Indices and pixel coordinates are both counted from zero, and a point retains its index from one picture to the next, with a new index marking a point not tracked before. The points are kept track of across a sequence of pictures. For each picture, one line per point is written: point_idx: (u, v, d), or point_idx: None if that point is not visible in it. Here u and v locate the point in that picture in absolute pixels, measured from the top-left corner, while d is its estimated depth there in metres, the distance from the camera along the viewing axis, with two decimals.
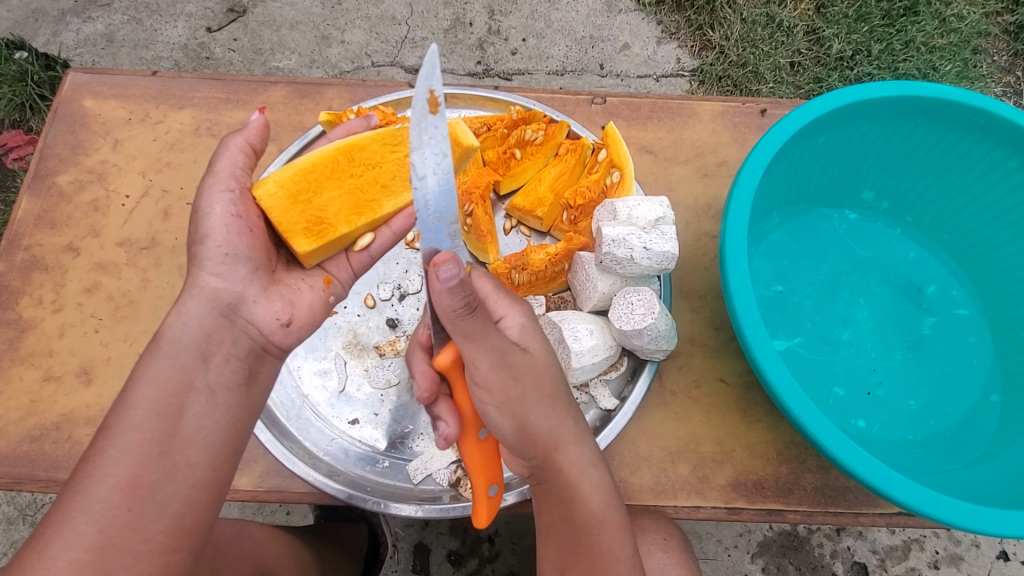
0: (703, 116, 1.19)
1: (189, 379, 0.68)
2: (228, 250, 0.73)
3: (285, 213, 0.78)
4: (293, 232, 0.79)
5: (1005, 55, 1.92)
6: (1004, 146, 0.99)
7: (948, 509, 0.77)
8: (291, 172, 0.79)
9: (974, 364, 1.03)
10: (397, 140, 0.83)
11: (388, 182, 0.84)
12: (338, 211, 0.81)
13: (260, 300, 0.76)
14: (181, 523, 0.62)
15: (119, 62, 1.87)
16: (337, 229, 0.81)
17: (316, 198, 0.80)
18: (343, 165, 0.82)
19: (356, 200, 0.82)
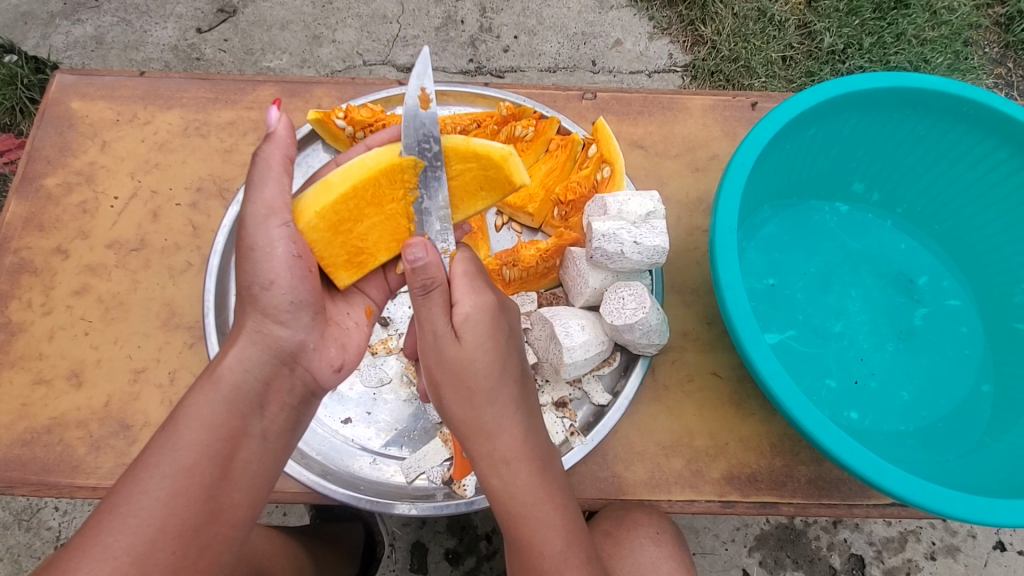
0: (694, 110, 1.19)
1: (244, 425, 0.68)
2: (291, 297, 0.72)
3: (327, 248, 0.78)
4: (335, 266, 0.80)
5: (996, 46, 1.92)
6: (994, 136, 0.99)
7: (940, 499, 0.77)
8: (332, 202, 0.76)
9: (966, 355, 1.03)
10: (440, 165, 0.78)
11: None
12: (377, 238, 0.81)
13: (317, 347, 0.76)
14: (219, 561, 0.63)
15: (109, 64, 1.86)
16: (376, 259, 0.82)
17: (356, 225, 0.79)
18: (383, 191, 0.78)
19: (395, 227, 0.81)
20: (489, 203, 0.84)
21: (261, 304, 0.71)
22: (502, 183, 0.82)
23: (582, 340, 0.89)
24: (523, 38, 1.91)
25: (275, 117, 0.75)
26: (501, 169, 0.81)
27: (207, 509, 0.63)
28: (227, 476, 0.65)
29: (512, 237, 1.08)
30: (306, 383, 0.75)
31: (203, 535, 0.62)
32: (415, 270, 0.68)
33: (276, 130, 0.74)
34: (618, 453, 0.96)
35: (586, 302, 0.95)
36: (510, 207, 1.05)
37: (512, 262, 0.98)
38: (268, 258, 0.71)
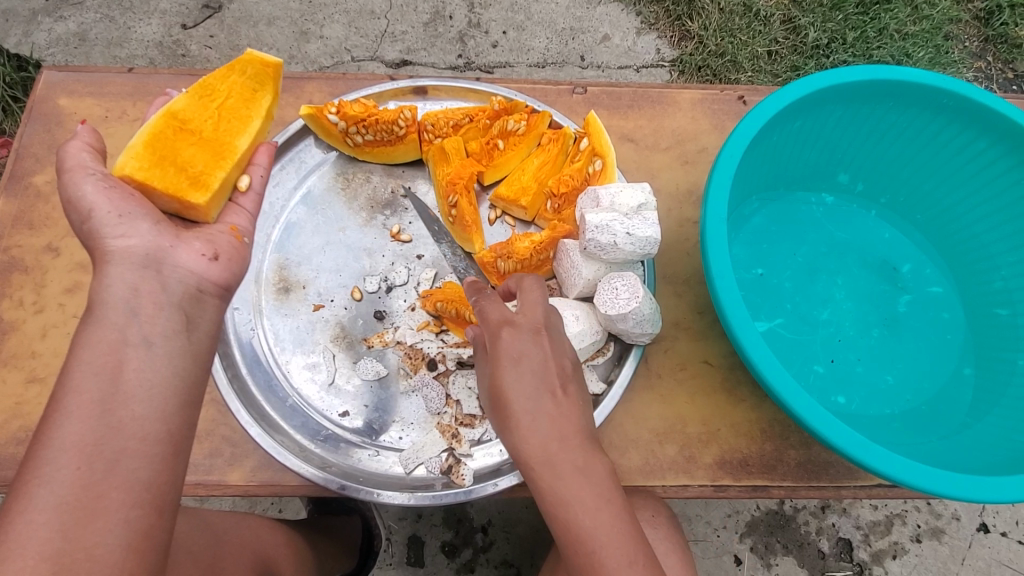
0: (682, 104, 1.20)
1: (124, 334, 0.64)
2: (114, 211, 0.70)
3: (161, 177, 0.80)
4: (180, 191, 0.80)
5: (975, 40, 1.96)
6: (973, 126, 1.02)
7: (925, 478, 0.80)
8: (141, 146, 0.81)
9: (949, 340, 1.06)
10: (207, 89, 0.87)
11: (229, 127, 0.88)
12: (202, 160, 0.84)
13: (179, 245, 0.72)
14: (137, 478, 0.58)
15: (92, 61, 1.84)
16: (214, 175, 0.83)
17: (177, 156, 0.83)
18: (183, 126, 0.85)
19: (213, 149, 0.85)
20: (271, 103, 0.91)
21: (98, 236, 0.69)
22: (265, 74, 0.90)
23: (577, 330, 0.91)
24: (511, 33, 1.92)
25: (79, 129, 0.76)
26: (252, 62, 0.88)
27: (99, 438, 0.58)
28: (130, 400, 0.61)
29: (505, 230, 1.10)
30: (186, 280, 0.70)
31: (105, 451, 0.58)
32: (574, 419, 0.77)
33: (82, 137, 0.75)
34: (614, 441, 0.98)
35: (580, 293, 0.97)
36: (502, 201, 1.06)
37: (507, 253, 1.00)
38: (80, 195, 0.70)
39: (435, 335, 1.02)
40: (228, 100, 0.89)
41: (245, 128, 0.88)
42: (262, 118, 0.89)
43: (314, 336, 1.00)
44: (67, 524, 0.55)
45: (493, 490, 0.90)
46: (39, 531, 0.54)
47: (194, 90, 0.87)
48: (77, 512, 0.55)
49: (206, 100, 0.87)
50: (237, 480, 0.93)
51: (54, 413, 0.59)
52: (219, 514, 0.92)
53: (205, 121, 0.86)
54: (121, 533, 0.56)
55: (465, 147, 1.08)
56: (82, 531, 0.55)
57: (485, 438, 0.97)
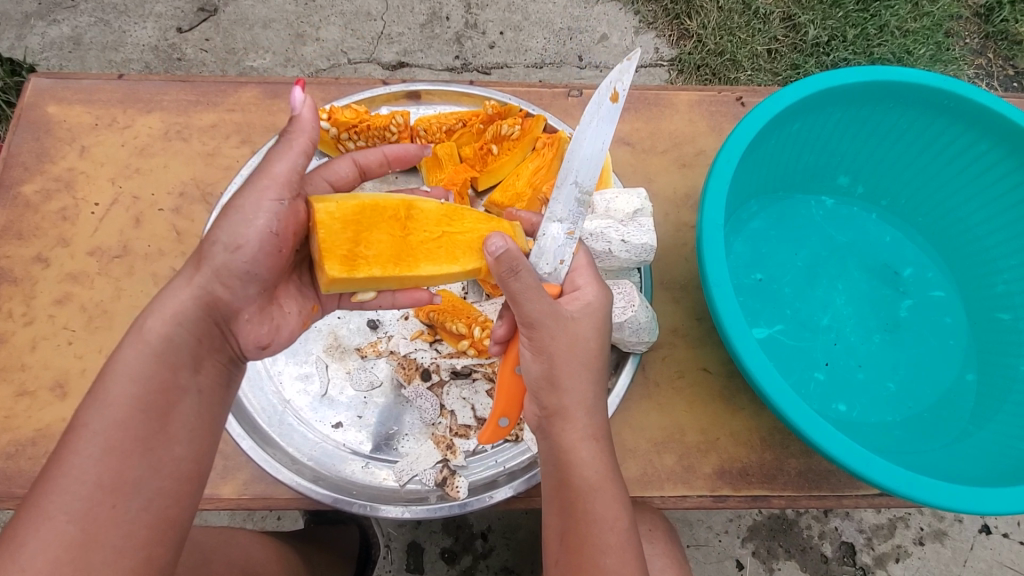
0: (679, 106, 1.19)
1: (180, 379, 0.68)
2: (249, 267, 0.72)
3: (331, 233, 0.74)
4: (327, 253, 0.73)
5: (976, 37, 1.93)
6: (975, 128, 1.00)
7: (928, 490, 0.78)
8: (355, 203, 0.76)
9: (950, 345, 1.04)
10: (458, 216, 0.83)
11: (436, 248, 0.81)
12: (379, 253, 0.77)
13: (252, 320, 0.76)
14: (166, 515, 0.64)
15: (87, 65, 1.83)
16: (369, 269, 0.76)
17: (369, 233, 0.77)
18: (401, 219, 0.79)
19: (400, 251, 0.79)
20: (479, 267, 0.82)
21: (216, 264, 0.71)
22: None
23: None
24: (508, 34, 1.90)
25: (300, 100, 0.76)
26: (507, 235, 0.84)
27: None
28: None
29: None
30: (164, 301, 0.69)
31: None
32: (497, 260, 0.69)
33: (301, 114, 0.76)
34: None
35: None
36: (496, 207, 1.05)
37: None
38: (248, 226, 0.72)
39: (429, 344, 1.00)
40: (461, 235, 0.82)
41: (443, 265, 0.80)
42: (465, 270, 0.81)
43: (307, 346, 0.99)
44: (83, 559, 0.58)
45: (489, 503, 0.89)
46: (61, 565, 0.57)
47: (449, 207, 0.83)
48: (91, 548, 0.59)
49: (469, 223, 0.83)
50: (228, 493, 0.92)
51: (73, 443, 0.62)
52: (206, 531, 0.90)
53: (424, 233, 0.81)
54: (140, 569, 0.61)
55: (458, 152, 1.07)
56: (99, 566, 0.58)
57: (481, 449, 0.95)
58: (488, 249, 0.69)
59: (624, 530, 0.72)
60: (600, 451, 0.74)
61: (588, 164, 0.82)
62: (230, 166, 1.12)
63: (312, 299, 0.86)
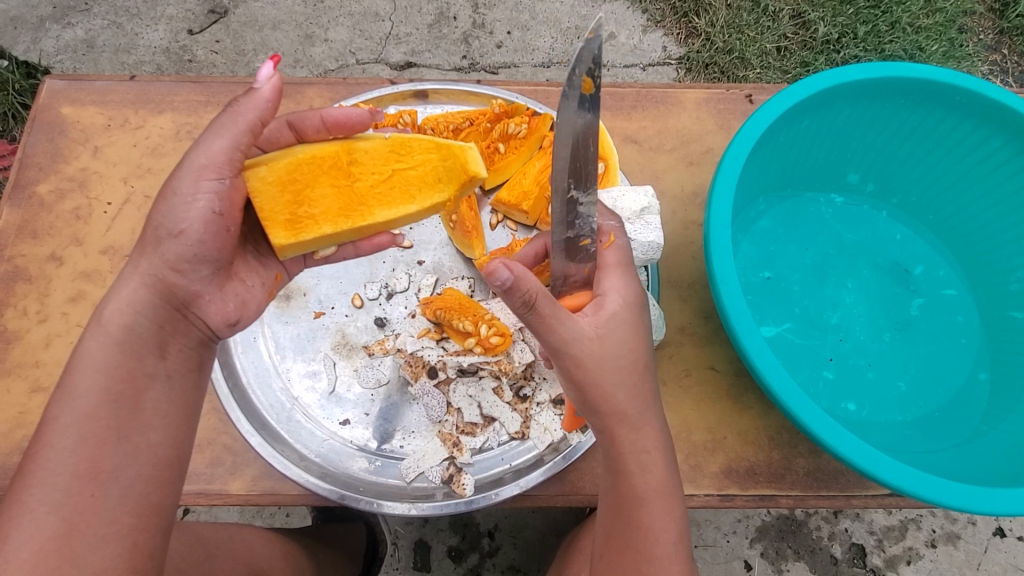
0: (688, 104, 1.18)
1: (145, 366, 0.69)
2: (198, 250, 0.71)
3: (273, 199, 0.76)
4: (272, 220, 0.76)
5: (991, 33, 1.91)
6: (987, 124, 0.99)
7: (939, 490, 0.78)
8: (289, 163, 0.77)
9: (963, 344, 1.03)
10: (405, 148, 0.80)
11: (384, 190, 0.80)
12: (327, 208, 0.78)
13: (214, 300, 0.75)
14: (148, 502, 0.65)
15: (101, 67, 1.85)
16: (319, 228, 0.78)
17: (310, 190, 0.78)
18: (343, 166, 0.79)
19: (348, 201, 0.79)
20: (472, 176, 0.78)
21: (162, 249, 0.70)
22: (459, 173, 0.79)
23: None
24: (516, 34, 1.91)
25: (264, 74, 0.73)
26: (459, 157, 0.79)
27: None
28: None
29: (507, 235, 1.08)
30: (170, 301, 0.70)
31: None
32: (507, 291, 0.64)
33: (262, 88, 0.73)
34: None
35: None
36: (503, 205, 1.05)
37: None
38: (186, 209, 0.70)
39: (436, 342, 0.99)
40: (412, 171, 0.80)
41: (398, 207, 0.79)
42: (420, 207, 0.79)
43: (315, 343, 0.99)
44: (70, 549, 0.59)
45: (495, 500, 0.89)
46: (47, 556, 0.59)
47: (392, 141, 0.80)
48: (83, 539, 0.60)
49: (420, 153, 0.80)
50: (236, 489, 0.93)
51: (47, 436, 0.63)
52: (213, 527, 0.91)
53: (370, 175, 0.79)
54: (127, 557, 0.62)
55: None
56: (86, 556, 0.60)
57: (487, 446, 0.95)
58: (495, 280, 0.63)
59: (651, 541, 0.73)
60: (652, 462, 0.73)
61: (583, 170, 0.70)
62: None
63: (275, 267, 0.86)
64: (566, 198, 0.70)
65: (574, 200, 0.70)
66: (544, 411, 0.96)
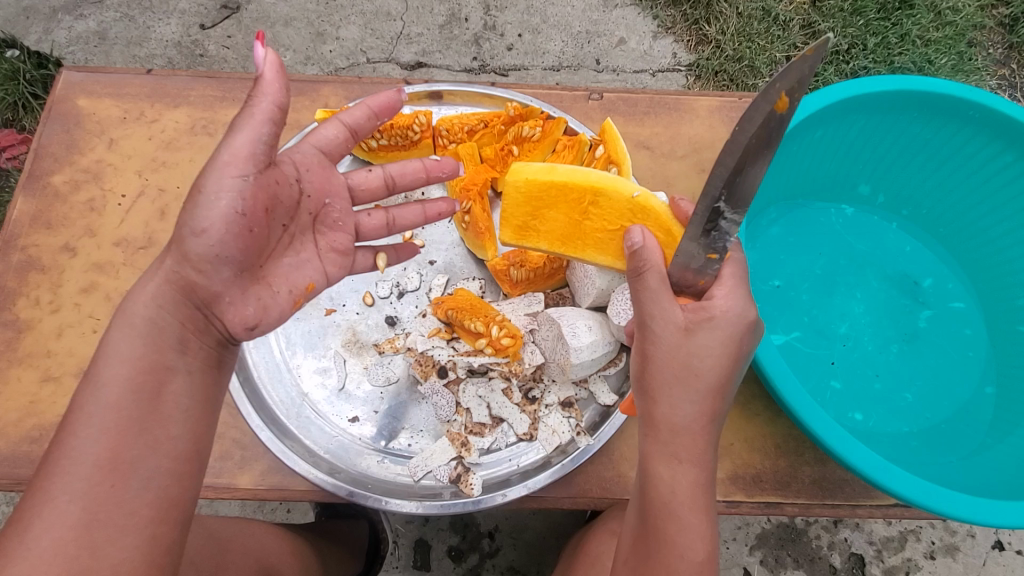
0: (699, 111, 1.19)
1: (188, 364, 0.69)
2: (218, 250, 0.68)
3: (512, 206, 0.88)
4: (498, 225, 0.89)
5: (999, 47, 1.92)
6: (999, 139, 1.00)
7: (946, 501, 0.78)
8: (544, 182, 0.86)
9: (970, 357, 1.04)
10: (632, 209, 0.85)
11: (605, 237, 0.87)
12: (552, 230, 0.88)
13: None
14: (167, 495, 0.64)
15: (112, 60, 1.86)
16: (529, 244, 0.89)
17: (547, 211, 0.88)
18: (585, 204, 0.86)
19: (571, 234, 0.88)
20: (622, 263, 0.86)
21: (185, 247, 0.68)
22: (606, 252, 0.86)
23: (589, 340, 0.91)
24: (527, 36, 1.91)
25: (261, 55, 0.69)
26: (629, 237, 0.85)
27: None
28: None
29: None
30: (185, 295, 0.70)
31: None
32: (630, 253, 0.72)
33: (263, 72, 0.69)
34: (624, 453, 0.98)
35: (592, 303, 0.97)
36: None
37: (520, 261, 1.01)
38: (209, 208, 0.67)
39: (446, 342, 1.00)
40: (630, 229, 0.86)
41: (610, 252, 0.87)
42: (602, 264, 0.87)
43: (325, 340, 1.00)
44: (90, 539, 0.59)
45: (502, 501, 0.89)
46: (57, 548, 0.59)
47: (643, 198, 0.84)
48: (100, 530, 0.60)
49: (654, 223, 0.85)
50: (245, 483, 0.94)
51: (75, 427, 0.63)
52: (222, 520, 0.92)
53: (616, 220, 0.86)
54: (145, 549, 0.61)
55: (479, 152, 1.07)
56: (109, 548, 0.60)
57: (495, 447, 0.96)
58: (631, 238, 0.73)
59: None
60: None
61: (738, 189, 0.67)
62: None
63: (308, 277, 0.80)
64: (710, 207, 0.69)
65: (719, 212, 0.69)
66: (552, 413, 0.97)
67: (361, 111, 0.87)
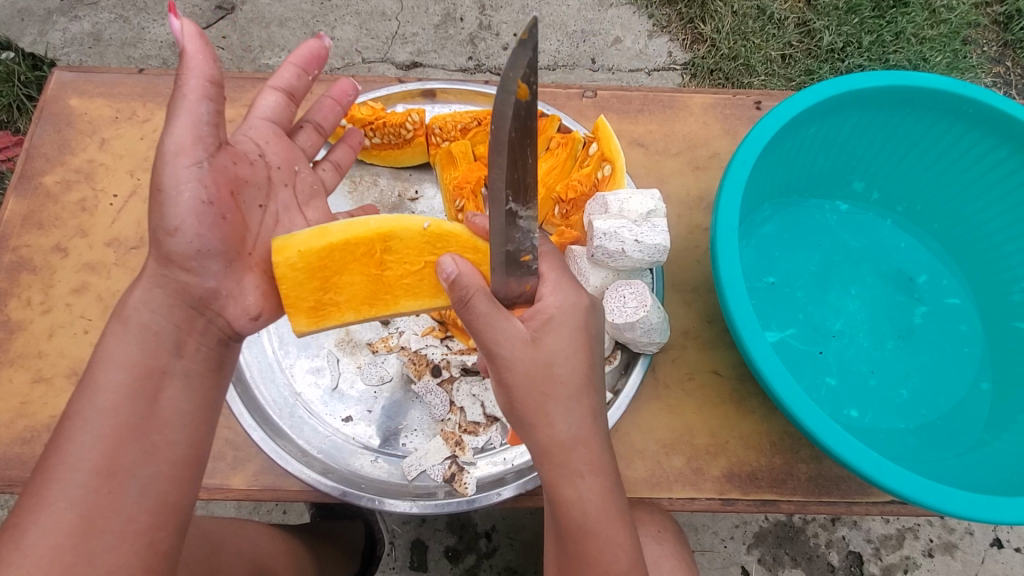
0: (694, 108, 1.19)
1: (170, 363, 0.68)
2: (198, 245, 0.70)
3: (295, 287, 0.73)
4: (298, 308, 0.74)
5: (994, 45, 1.92)
6: (992, 135, 0.99)
7: (943, 498, 0.78)
8: (322, 246, 0.72)
9: (965, 353, 1.03)
10: (437, 240, 0.76)
11: (414, 282, 0.77)
12: (353, 296, 0.76)
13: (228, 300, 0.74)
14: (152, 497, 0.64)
15: (107, 61, 1.85)
16: (343, 314, 0.77)
17: (339, 278, 0.74)
18: (377, 254, 0.74)
19: (376, 291, 0.76)
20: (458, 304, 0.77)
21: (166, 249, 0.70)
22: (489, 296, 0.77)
23: None
24: (523, 36, 1.91)
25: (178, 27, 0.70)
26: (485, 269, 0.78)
27: None
28: None
29: None
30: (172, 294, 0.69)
31: None
32: (450, 284, 0.68)
33: (185, 46, 0.72)
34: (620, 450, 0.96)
35: None
36: None
37: None
38: (175, 201, 0.68)
39: (440, 341, 1.00)
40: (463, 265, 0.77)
41: (425, 298, 0.77)
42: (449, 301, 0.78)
43: (319, 339, 1.00)
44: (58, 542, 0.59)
45: (496, 500, 0.89)
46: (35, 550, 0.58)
47: (432, 229, 0.75)
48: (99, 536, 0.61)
49: (457, 247, 0.77)
50: (238, 484, 0.93)
51: None
52: (213, 522, 0.91)
53: (400, 267, 0.76)
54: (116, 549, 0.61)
55: (473, 150, 1.07)
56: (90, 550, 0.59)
57: (489, 446, 0.96)
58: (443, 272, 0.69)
59: None
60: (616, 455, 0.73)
61: (523, 182, 0.63)
62: None
63: None
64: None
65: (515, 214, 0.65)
66: None
67: (287, 70, 0.89)
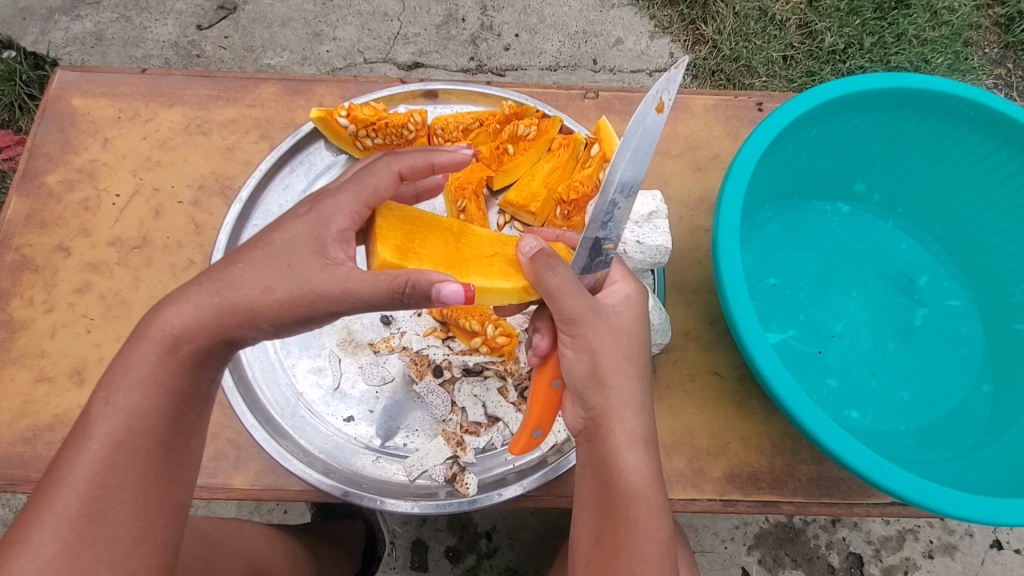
0: (696, 110, 1.19)
1: None
2: None
3: (398, 231, 0.78)
4: (382, 237, 0.75)
5: (995, 47, 1.92)
6: (993, 137, 1.00)
7: (943, 500, 0.78)
8: (415, 210, 0.82)
9: (966, 355, 1.04)
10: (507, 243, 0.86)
11: (487, 263, 0.81)
12: (432, 256, 0.79)
13: None
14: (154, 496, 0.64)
15: (109, 60, 1.85)
16: (418, 265, 0.76)
17: (425, 237, 0.80)
18: (456, 236, 0.84)
19: (453, 259, 0.80)
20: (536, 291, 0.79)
21: None
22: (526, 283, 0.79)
23: None
24: (524, 36, 1.91)
25: None
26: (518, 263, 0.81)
27: None
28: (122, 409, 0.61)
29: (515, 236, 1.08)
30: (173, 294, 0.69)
31: None
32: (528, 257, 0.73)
33: None
34: None
35: None
36: (511, 206, 1.05)
37: None
38: None
39: (441, 341, 1.00)
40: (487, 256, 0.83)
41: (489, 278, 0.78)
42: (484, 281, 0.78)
43: (320, 339, 1.00)
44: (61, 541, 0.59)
45: (497, 500, 0.89)
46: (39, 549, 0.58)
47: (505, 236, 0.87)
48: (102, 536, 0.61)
49: None
50: (239, 483, 0.93)
51: None
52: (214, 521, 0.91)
53: (475, 248, 0.83)
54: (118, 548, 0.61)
55: (474, 151, 1.07)
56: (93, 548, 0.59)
57: (490, 446, 0.96)
58: (522, 253, 0.74)
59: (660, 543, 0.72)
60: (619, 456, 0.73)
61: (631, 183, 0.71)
62: (249, 160, 1.14)
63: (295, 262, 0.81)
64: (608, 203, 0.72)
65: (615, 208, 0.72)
66: None
67: None
